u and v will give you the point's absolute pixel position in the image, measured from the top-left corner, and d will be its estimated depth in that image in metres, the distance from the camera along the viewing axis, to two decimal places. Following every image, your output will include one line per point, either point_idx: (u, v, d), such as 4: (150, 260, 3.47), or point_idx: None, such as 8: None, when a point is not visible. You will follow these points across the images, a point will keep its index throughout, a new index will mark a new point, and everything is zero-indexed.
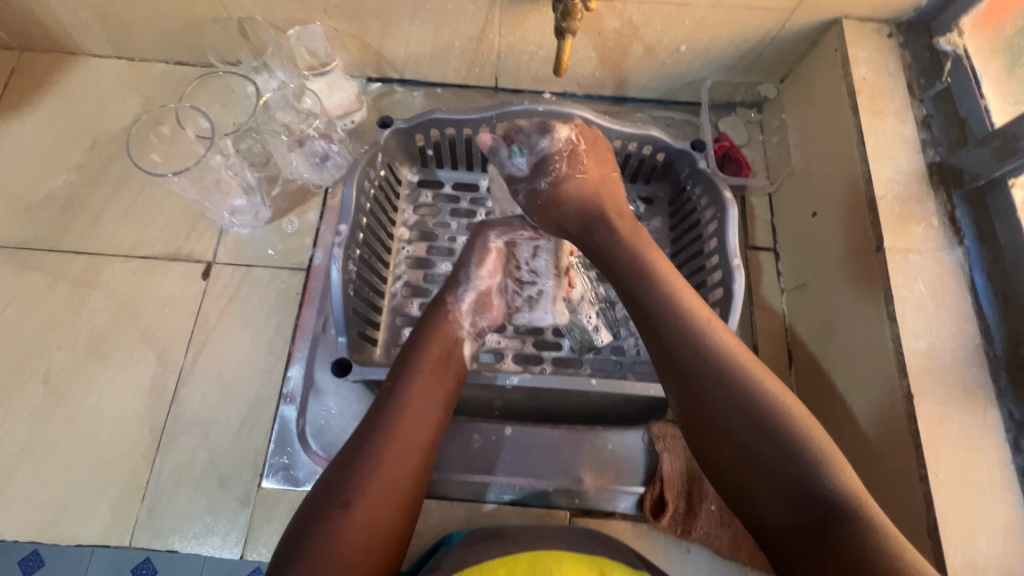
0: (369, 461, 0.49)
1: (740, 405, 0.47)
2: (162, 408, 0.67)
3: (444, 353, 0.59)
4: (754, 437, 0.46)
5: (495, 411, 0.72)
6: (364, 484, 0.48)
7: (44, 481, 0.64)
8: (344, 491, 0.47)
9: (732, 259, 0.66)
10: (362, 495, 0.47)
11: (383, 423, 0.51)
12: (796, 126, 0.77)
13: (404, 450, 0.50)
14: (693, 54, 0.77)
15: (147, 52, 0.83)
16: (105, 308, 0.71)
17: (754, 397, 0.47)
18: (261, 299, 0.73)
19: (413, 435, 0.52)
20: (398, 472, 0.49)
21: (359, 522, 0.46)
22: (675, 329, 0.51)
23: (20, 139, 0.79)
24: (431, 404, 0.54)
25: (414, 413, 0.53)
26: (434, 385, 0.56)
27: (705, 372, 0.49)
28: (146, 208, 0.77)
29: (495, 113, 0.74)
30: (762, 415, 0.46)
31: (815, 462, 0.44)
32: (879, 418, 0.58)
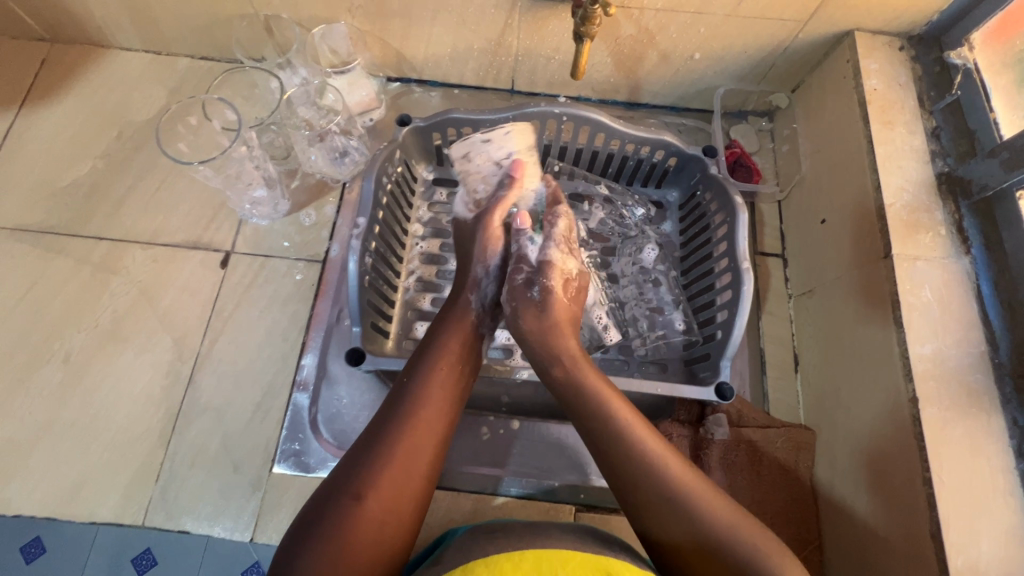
0: (384, 457, 0.49)
1: (663, 491, 0.48)
2: (177, 392, 0.69)
3: (460, 356, 0.59)
4: (676, 525, 0.47)
5: (502, 406, 0.73)
6: (381, 477, 0.48)
7: (60, 459, 0.65)
8: (360, 484, 0.48)
9: (741, 263, 0.67)
10: (376, 488, 0.48)
11: (399, 423, 0.51)
12: (807, 135, 0.78)
13: (418, 450, 0.51)
14: (707, 62, 0.79)
15: (174, 47, 0.85)
16: (125, 293, 0.73)
17: (674, 482, 0.48)
18: (277, 289, 0.75)
19: (428, 436, 0.52)
20: (410, 472, 0.50)
21: (370, 512, 0.47)
22: (597, 417, 0.53)
23: (49, 127, 0.82)
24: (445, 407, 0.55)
25: (430, 411, 0.53)
26: (447, 390, 0.56)
27: (624, 460, 0.50)
28: (168, 197, 0.79)
29: (511, 114, 0.75)
30: (681, 499, 0.47)
31: (738, 547, 0.45)
32: (883, 421, 0.59)
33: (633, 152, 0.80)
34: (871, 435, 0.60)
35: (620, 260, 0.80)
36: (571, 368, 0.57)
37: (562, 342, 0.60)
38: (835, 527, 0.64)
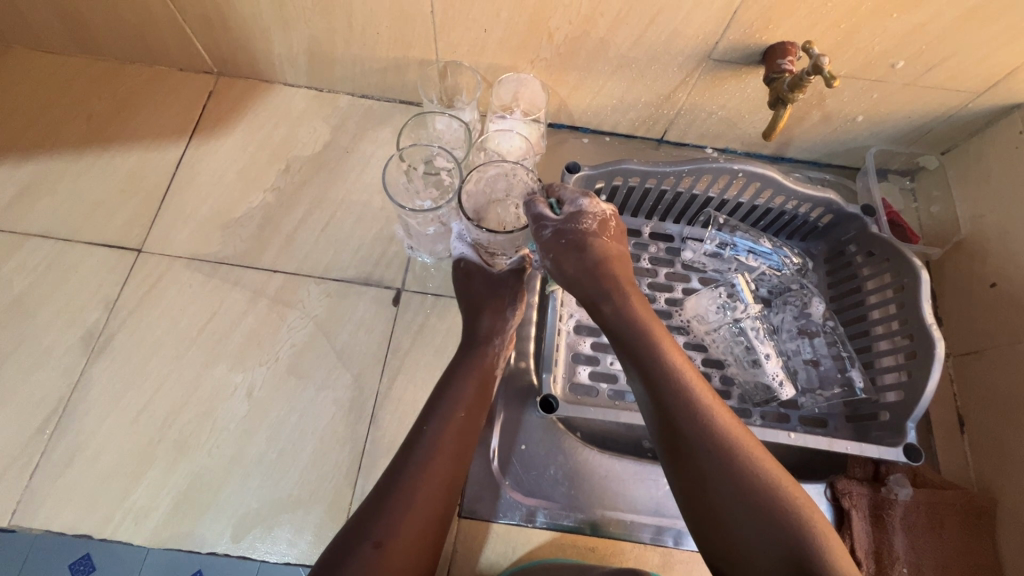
0: (402, 502, 0.53)
1: (712, 454, 0.49)
2: (361, 429, 0.69)
3: (481, 391, 0.65)
4: (728, 488, 0.47)
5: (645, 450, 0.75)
6: (398, 525, 0.52)
7: (251, 495, 0.65)
8: (380, 531, 0.51)
9: (928, 328, 0.69)
10: (393, 535, 0.51)
11: (416, 467, 0.56)
12: (964, 198, 0.81)
13: (431, 493, 0.55)
14: (866, 124, 0.81)
15: (338, 85, 0.88)
16: (303, 327, 0.74)
17: (737, 459, 0.48)
18: (450, 329, 0.75)
19: (434, 485, 0.56)
20: (422, 516, 0.54)
21: (392, 553, 0.51)
22: (670, 391, 0.53)
23: (219, 158, 0.84)
24: (461, 448, 0.60)
25: (439, 455, 0.57)
26: (466, 432, 0.61)
27: (694, 433, 0.50)
28: (338, 232, 0.80)
29: (689, 167, 0.77)
30: (740, 468, 0.48)
31: (795, 519, 0.45)
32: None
33: (793, 208, 0.83)
34: None
35: (776, 311, 0.83)
36: (645, 341, 0.57)
37: (645, 320, 0.59)
38: None
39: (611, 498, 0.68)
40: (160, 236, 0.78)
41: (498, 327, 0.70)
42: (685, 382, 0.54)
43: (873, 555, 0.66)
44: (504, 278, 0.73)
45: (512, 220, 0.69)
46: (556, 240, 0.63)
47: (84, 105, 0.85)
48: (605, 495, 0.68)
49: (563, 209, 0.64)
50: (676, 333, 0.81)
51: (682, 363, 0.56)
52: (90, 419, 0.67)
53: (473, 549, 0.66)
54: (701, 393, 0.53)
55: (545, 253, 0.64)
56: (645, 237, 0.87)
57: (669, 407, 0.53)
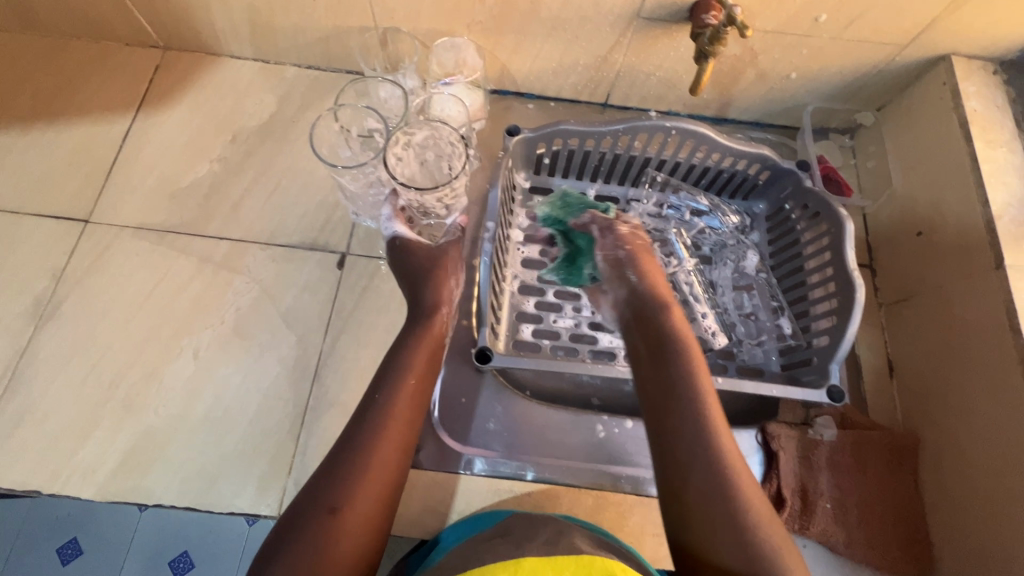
0: (357, 471, 0.53)
1: (697, 442, 0.51)
2: (304, 387, 0.71)
3: (428, 359, 0.65)
4: (701, 476, 0.49)
5: (593, 404, 0.77)
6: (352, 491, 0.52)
7: (197, 451, 0.67)
8: (332, 499, 0.52)
9: (851, 271, 0.71)
10: (347, 502, 0.52)
11: (370, 437, 0.56)
12: (897, 152, 0.82)
13: (383, 459, 0.55)
14: (801, 81, 0.83)
15: (284, 55, 0.88)
16: (249, 291, 0.76)
17: (724, 462, 0.49)
18: (394, 290, 0.77)
19: (389, 454, 0.56)
20: (379, 481, 0.54)
21: (347, 523, 0.51)
22: (683, 383, 0.55)
23: (166, 130, 0.85)
24: (411, 417, 0.60)
25: (392, 422, 0.58)
26: (416, 398, 0.61)
27: (694, 427, 0.51)
28: (283, 200, 0.81)
29: (623, 126, 0.80)
30: (720, 463, 0.49)
31: (762, 532, 0.47)
32: (1002, 422, 0.62)
33: (730, 165, 0.84)
34: (988, 437, 0.63)
35: (716, 267, 0.84)
36: (673, 337, 0.59)
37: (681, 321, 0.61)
38: (941, 519, 0.67)
39: (546, 446, 0.71)
40: (107, 207, 0.79)
41: (442, 299, 0.69)
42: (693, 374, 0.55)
43: (799, 493, 0.69)
44: (442, 249, 0.73)
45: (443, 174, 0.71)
46: (634, 243, 0.72)
47: (31, 80, 0.86)
48: (540, 443, 0.71)
49: (657, 216, 0.72)
50: None
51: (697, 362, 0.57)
52: (39, 382, 0.69)
53: (413, 497, 0.68)
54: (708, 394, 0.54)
55: (612, 247, 0.71)
56: (590, 200, 0.89)
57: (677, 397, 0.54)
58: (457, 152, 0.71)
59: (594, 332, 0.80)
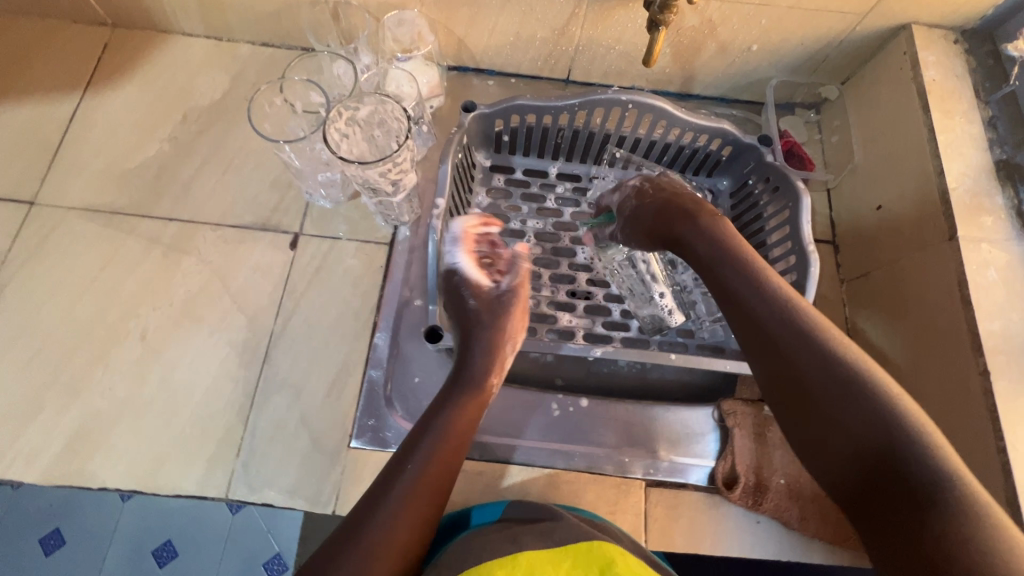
0: (383, 502, 0.52)
1: (820, 369, 0.49)
2: (254, 369, 0.70)
3: (476, 399, 0.60)
4: (840, 405, 0.47)
5: (556, 384, 0.77)
6: (374, 522, 0.51)
7: (143, 434, 0.66)
8: (357, 526, 0.50)
9: (806, 246, 0.71)
10: (370, 531, 0.50)
11: (397, 466, 0.54)
12: (859, 125, 0.81)
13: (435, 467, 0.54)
14: (763, 54, 0.81)
15: (236, 32, 0.86)
16: (198, 272, 0.74)
17: (860, 374, 0.47)
18: (347, 270, 0.76)
19: (420, 491, 0.53)
20: (405, 521, 0.52)
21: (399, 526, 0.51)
22: (757, 301, 0.54)
23: (115, 110, 0.83)
24: (449, 453, 0.56)
25: (432, 458, 0.55)
26: (460, 432, 0.58)
27: (801, 349, 0.50)
28: (235, 180, 0.80)
29: (578, 101, 0.78)
30: (850, 378, 0.47)
31: (904, 432, 0.44)
32: (949, 394, 0.61)
33: (690, 141, 0.83)
34: (936, 410, 0.62)
35: None
36: (745, 272, 0.57)
37: (743, 251, 0.59)
38: None
39: (501, 425, 0.70)
40: (53, 189, 0.77)
41: (497, 327, 0.65)
42: (783, 300, 0.53)
43: (753, 469, 0.68)
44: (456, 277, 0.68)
45: (388, 146, 0.68)
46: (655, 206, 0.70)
47: None
48: (495, 422, 0.70)
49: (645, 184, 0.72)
50: (581, 271, 0.82)
51: (781, 285, 0.55)
52: None
53: None
54: (805, 312, 0.52)
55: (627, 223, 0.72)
56: (552, 178, 0.88)
57: (772, 325, 0.52)
58: (399, 122, 0.67)
59: (552, 310, 0.79)
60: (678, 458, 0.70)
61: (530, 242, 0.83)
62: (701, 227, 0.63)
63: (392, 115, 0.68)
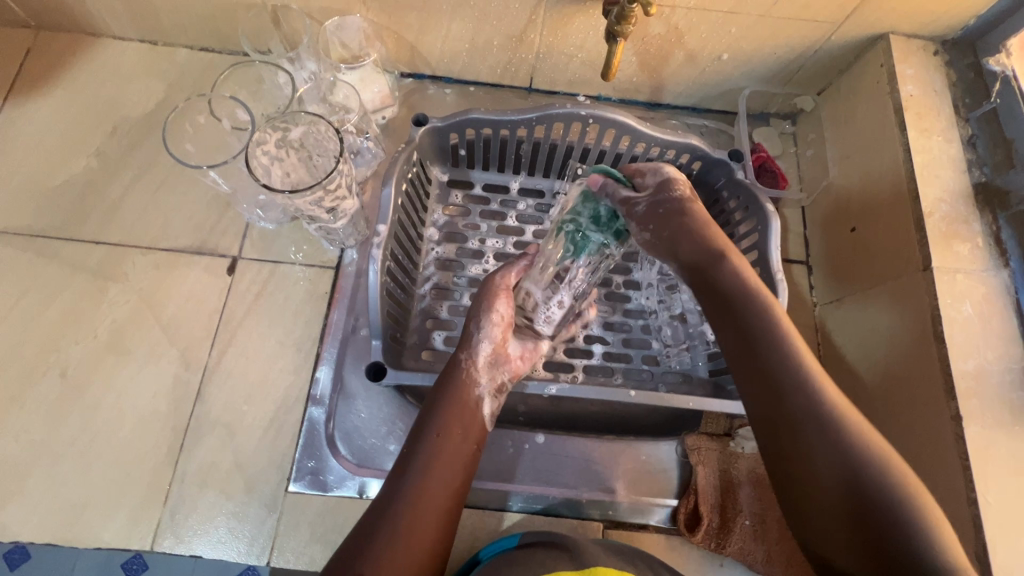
0: (389, 538, 0.44)
1: (817, 423, 0.41)
2: (185, 407, 0.65)
3: (463, 420, 0.53)
4: (833, 466, 0.40)
5: (519, 417, 0.72)
6: (380, 559, 0.43)
7: (61, 481, 0.61)
8: (360, 567, 0.42)
9: (775, 274, 0.67)
10: (374, 571, 0.42)
11: (397, 494, 0.47)
12: (835, 140, 0.77)
13: (423, 515, 0.46)
14: (734, 63, 0.76)
15: (172, 36, 0.80)
16: (126, 301, 0.69)
17: (856, 437, 0.40)
18: (289, 297, 0.71)
19: (428, 519, 0.46)
20: (415, 558, 0.44)
21: None
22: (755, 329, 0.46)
23: (38, 122, 0.76)
24: (450, 475, 0.49)
25: (434, 485, 0.48)
26: (452, 452, 0.51)
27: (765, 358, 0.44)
28: (168, 199, 0.74)
29: (535, 115, 0.73)
30: (842, 436, 0.40)
31: (865, 464, 0.39)
32: (917, 436, 0.57)
33: (658, 155, 0.78)
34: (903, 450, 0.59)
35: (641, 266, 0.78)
36: (732, 279, 0.48)
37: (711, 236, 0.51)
38: None
39: None
40: None
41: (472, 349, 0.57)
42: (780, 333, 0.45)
43: (717, 509, 0.65)
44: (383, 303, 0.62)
45: (322, 170, 0.64)
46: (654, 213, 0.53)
47: None
48: None
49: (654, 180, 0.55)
50: None
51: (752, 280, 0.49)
52: None
53: None
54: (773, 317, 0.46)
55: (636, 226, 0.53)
56: (513, 194, 0.83)
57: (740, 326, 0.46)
58: (332, 143, 0.63)
59: None
60: (640, 498, 0.66)
61: (488, 262, 0.78)
62: (693, 234, 0.52)
63: (325, 137, 0.63)
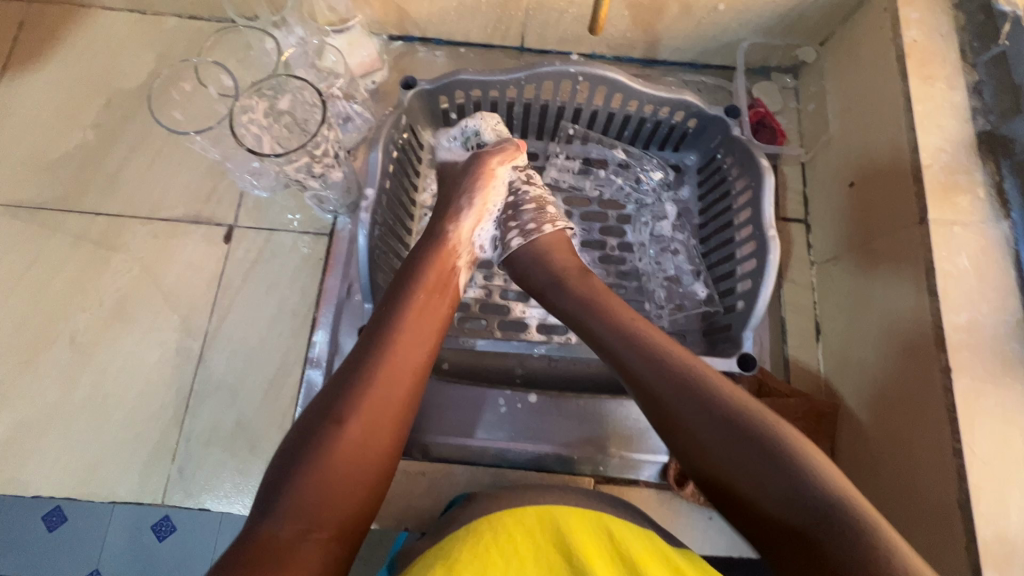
0: (366, 387, 0.48)
1: (693, 399, 0.47)
2: (188, 371, 0.68)
3: (436, 283, 0.57)
4: (711, 428, 0.46)
5: (516, 378, 0.73)
6: (362, 401, 0.48)
7: (76, 440, 0.65)
8: (339, 408, 0.47)
9: (767, 230, 0.65)
10: (354, 411, 0.47)
11: (373, 349, 0.51)
12: (835, 93, 0.75)
13: (402, 365, 0.50)
14: (732, 14, 0.73)
15: (160, 4, 0.79)
16: (128, 270, 0.71)
17: (716, 396, 0.47)
18: (284, 264, 0.72)
19: (403, 371, 0.50)
20: (388, 403, 0.49)
21: (352, 434, 0.46)
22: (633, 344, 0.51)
23: (34, 95, 0.78)
24: (424, 332, 0.54)
25: (407, 342, 0.52)
26: (426, 314, 0.55)
27: (698, 413, 0.46)
28: (164, 169, 0.75)
29: (524, 75, 0.71)
30: (717, 403, 0.46)
31: (822, 484, 0.42)
32: (919, 396, 0.56)
33: (651, 113, 0.76)
34: (898, 403, 0.59)
35: (635, 229, 0.78)
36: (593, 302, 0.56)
37: (614, 307, 0.54)
38: (856, 494, 0.63)
39: (447, 425, 0.67)
40: None
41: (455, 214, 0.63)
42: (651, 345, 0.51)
43: None
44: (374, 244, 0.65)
45: (309, 125, 0.63)
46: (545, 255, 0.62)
47: None
48: (441, 421, 0.67)
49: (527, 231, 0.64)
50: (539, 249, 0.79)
51: (661, 339, 0.51)
52: None
53: None
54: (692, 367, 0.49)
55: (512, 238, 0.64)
56: None
57: (675, 406, 0.47)
58: (314, 100, 0.62)
59: (506, 300, 0.75)
60: (632, 455, 0.66)
61: None
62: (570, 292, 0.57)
63: (307, 97, 0.62)
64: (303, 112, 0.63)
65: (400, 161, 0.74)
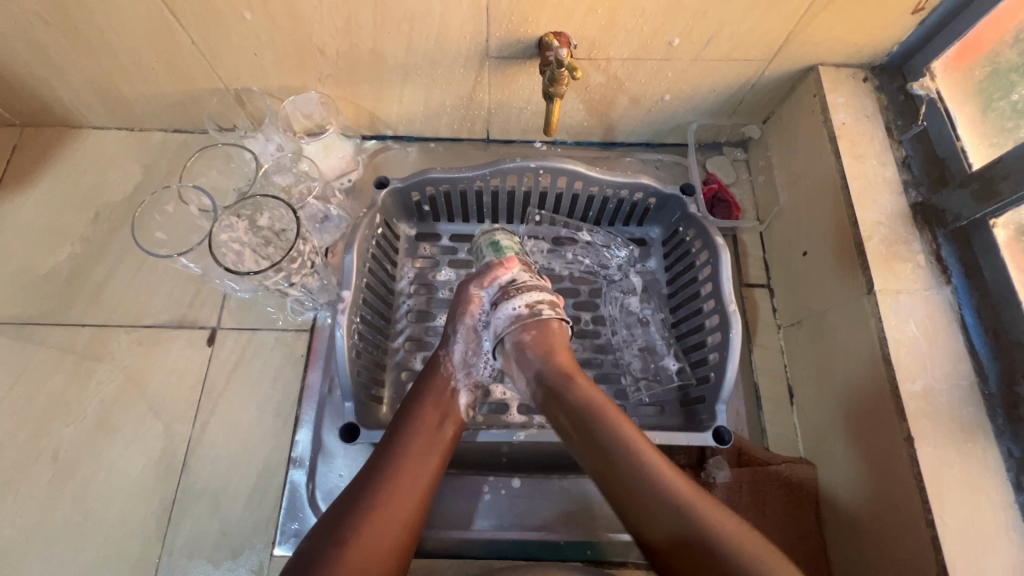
0: (369, 508, 0.49)
1: (651, 494, 0.48)
2: (171, 479, 0.68)
3: (440, 410, 0.59)
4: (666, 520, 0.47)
5: (502, 459, 0.72)
6: (364, 525, 0.48)
7: (57, 560, 0.64)
8: (345, 530, 0.48)
9: (728, 305, 0.68)
10: (359, 534, 0.48)
11: (382, 472, 0.52)
12: (781, 166, 0.80)
13: (407, 488, 0.52)
14: (677, 102, 0.79)
15: (145, 122, 0.84)
16: (112, 380, 0.72)
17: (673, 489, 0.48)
18: (266, 363, 0.74)
19: (408, 497, 0.51)
20: (388, 530, 0.49)
21: (355, 557, 0.47)
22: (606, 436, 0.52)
23: (25, 213, 0.81)
24: (427, 456, 0.55)
25: (412, 465, 0.54)
26: (430, 437, 0.56)
27: (657, 509, 0.48)
28: (149, 277, 0.78)
29: (488, 170, 0.76)
30: (677, 497, 0.48)
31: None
32: (893, 468, 0.56)
33: (613, 195, 0.80)
34: (870, 470, 0.60)
35: (607, 303, 0.81)
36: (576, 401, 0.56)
37: (594, 401, 0.55)
38: (846, 563, 0.62)
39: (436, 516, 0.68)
40: None
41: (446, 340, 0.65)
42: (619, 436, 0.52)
43: None
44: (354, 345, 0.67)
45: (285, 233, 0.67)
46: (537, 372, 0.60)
47: None
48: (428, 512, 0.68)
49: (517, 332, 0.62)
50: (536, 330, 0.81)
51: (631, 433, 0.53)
52: None
53: None
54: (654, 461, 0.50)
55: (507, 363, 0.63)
56: None
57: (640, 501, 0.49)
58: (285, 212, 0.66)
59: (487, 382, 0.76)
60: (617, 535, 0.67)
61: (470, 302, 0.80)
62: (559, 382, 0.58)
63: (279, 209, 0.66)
64: (281, 225, 0.67)
65: (377, 251, 0.77)
